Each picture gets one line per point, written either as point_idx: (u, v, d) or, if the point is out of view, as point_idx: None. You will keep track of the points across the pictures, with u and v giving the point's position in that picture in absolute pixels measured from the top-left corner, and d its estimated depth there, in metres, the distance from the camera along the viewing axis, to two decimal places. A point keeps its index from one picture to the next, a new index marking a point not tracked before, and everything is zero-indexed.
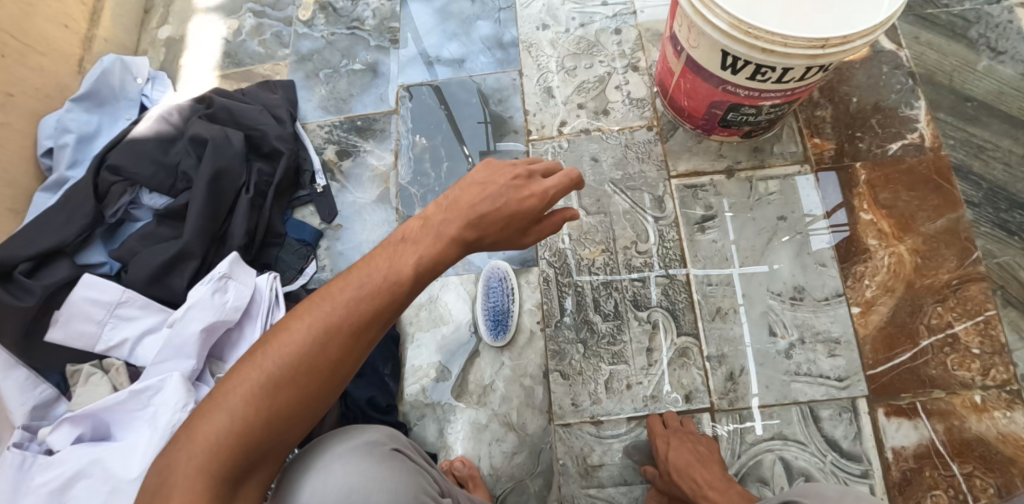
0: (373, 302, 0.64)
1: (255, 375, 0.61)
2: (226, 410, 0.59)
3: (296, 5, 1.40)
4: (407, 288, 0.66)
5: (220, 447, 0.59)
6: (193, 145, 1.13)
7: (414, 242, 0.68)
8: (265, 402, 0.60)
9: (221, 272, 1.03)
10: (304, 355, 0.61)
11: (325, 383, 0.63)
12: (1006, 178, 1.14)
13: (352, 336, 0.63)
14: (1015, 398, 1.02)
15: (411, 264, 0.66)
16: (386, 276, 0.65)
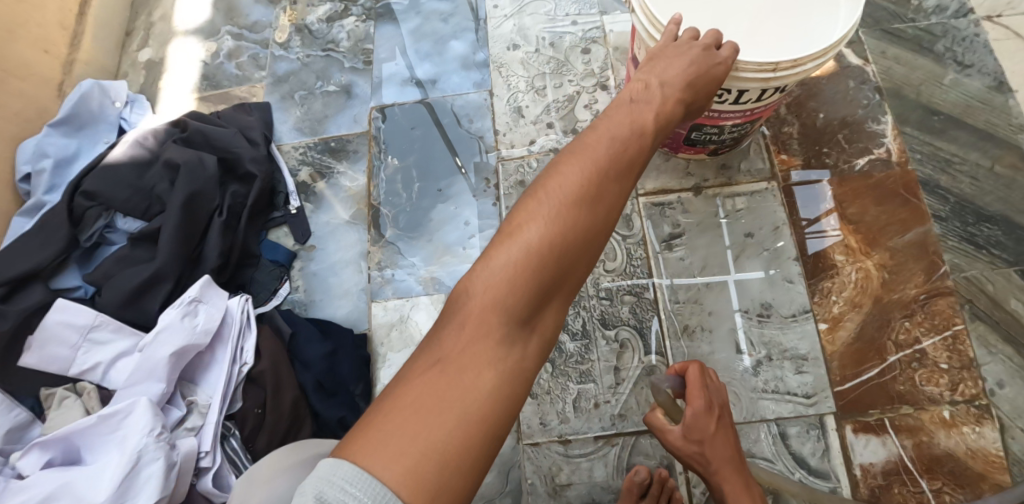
0: (596, 213, 0.66)
1: (508, 264, 0.62)
2: (484, 311, 0.61)
3: (273, 27, 1.42)
4: (603, 197, 0.67)
5: (488, 355, 0.60)
6: (168, 169, 1.15)
7: (586, 157, 0.68)
8: (523, 305, 0.62)
9: (192, 295, 1.04)
10: (517, 264, 0.62)
11: (565, 261, 0.64)
12: (973, 192, 1.14)
13: (585, 209, 0.65)
14: (984, 413, 1.03)
15: (595, 180, 0.67)
16: (579, 185, 0.66)
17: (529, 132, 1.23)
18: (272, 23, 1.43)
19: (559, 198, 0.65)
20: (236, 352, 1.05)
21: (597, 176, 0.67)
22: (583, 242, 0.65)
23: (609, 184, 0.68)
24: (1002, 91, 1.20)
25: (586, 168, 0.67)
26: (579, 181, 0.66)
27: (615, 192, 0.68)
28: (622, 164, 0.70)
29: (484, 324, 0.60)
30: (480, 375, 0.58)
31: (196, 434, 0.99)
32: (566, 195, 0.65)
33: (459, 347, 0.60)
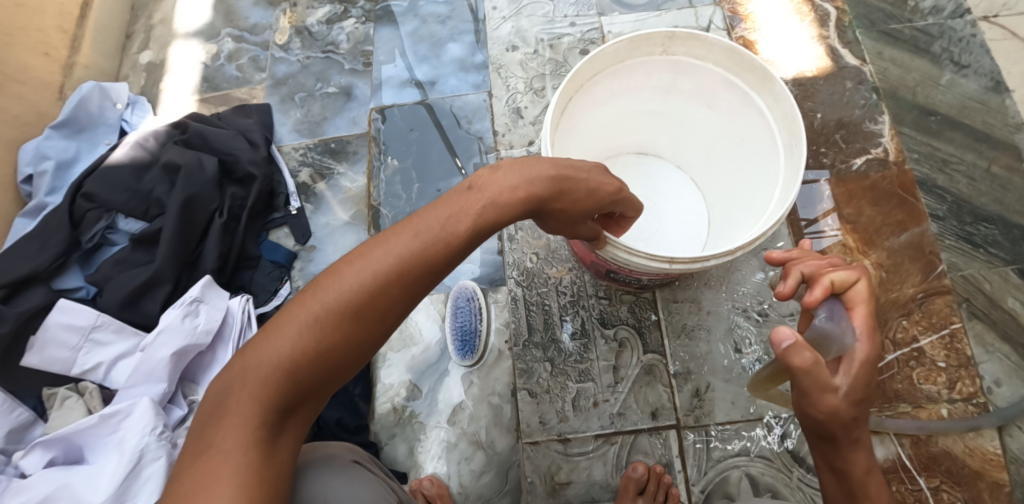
0: (372, 309, 0.60)
1: (268, 357, 0.58)
2: (238, 402, 0.57)
3: (273, 30, 1.43)
4: (383, 298, 0.61)
5: (253, 444, 0.56)
6: (167, 171, 1.15)
7: (384, 247, 0.61)
8: (283, 397, 0.58)
9: (192, 296, 1.05)
10: (283, 358, 0.58)
11: (325, 356, 0.60)
12: (970, 192, 1.15)
13: (360, 306, 0.60)
14: (981, 411, 1.03)
15: (388, 274, 0.60)
16: (387, 266, 0.60)
17: (527, 134, 1.24)
18: (271, 26, 1.43)
19: (344, 292, 0.60)
20: (236, 353, 1.06)
21: (389, 270, 0.60)
22: (359, 335, 0.60)
23: (404, 276, 0.61)
24: (998, 91, 1.20)
25: (382, 263, 0.60)
26: (364, 273, 0.60)
27: (406, 284, 0.61)
28: (431, 252, 0.62)
29: (246, 411, 0.57)
30: (233, 465, 0.55)
31: None
32: (348, 290, 0.60)
33: (224, 436, 0.56)
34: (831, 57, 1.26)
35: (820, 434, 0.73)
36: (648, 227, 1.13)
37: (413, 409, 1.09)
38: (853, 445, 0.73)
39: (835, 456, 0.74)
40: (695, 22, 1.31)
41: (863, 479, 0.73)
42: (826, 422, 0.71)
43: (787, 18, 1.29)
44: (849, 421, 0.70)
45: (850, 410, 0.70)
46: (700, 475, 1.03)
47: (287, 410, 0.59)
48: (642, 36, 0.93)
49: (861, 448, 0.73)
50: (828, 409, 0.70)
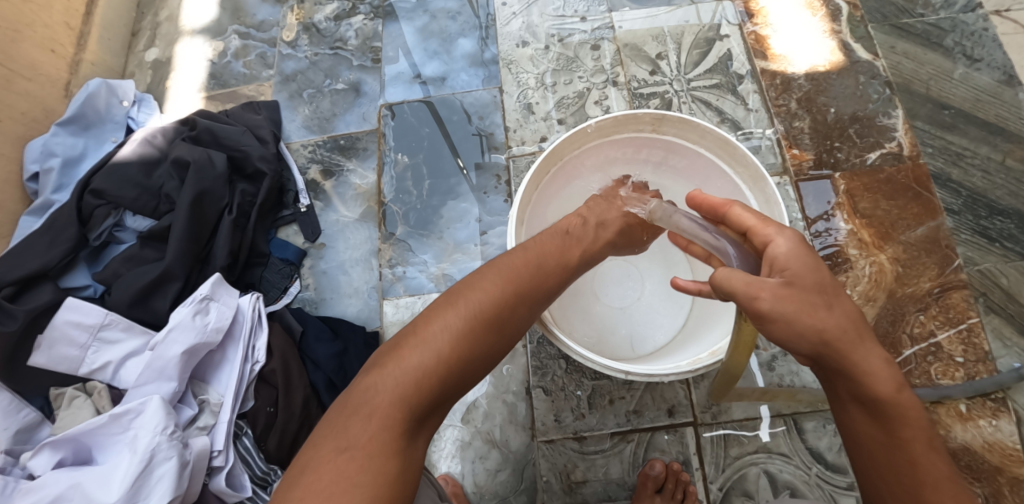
0: (503, 330, 0.70)
1: (429, 356, 0.65)
2: (394, 396, 0.63)
3: (280, 26, 1.42)
4: (523, 322, 0.72)
5: (399, 443, 0.62)
6: (176, 167, 1.14)
7: (505, 277, 0.73)
8: (427, 402, 0.64)
9: (203, 293, 1.03)
10: (429, 366, 0.65)
11: (478, 369, 0.68)
12: (985, 185, 1.14)
13: (512, 328, 0.71)
14: (1000, 406, 1.02)
15: (515, 299, 0.71)
16: (529, 296, 0.73)
17: (539, 129, 1.24)
18: (278, 22, 1.42)
19: (481, 314, 0.69)
20: (247, 351, 1.04)
21: (516, 295, 0.72)
22: (491, 354, 0.69)
23: (526, 302, 0.73)
24: (1011, 85, 1.20)
25: (511, 289, 0.72)
26: (496, 296, 0.70)
27: (528, 309, 0.73)
28: (546, 288, 0.75)
29: (393, 413, 0.62)
30: (382, 459, 0.60)
31: (208, 433, 0.98)
32: (485, 310, 0.69)
33: (373, 434, 0.61)
34: (843, 51, 1.25)
35: (808, 350, 0.62)
36: (629, 293, 1.10)
37: None
38: (860, 354, 0.61)
39: (853, 381, 0.61)
40: (706, 17, 1.30)
41: (890, 397, 0.60)
42: (790, 320, 0.62)
43: (799, 13, 1.29)
44: (818, 311, 0.62)
45: (800, 297, 0.62)
46: (718, 472, 1.01)
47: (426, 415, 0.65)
48: (632, 116, 0.95)
49: (876, 358, 0.61)
50: (774, 303, 0.62)
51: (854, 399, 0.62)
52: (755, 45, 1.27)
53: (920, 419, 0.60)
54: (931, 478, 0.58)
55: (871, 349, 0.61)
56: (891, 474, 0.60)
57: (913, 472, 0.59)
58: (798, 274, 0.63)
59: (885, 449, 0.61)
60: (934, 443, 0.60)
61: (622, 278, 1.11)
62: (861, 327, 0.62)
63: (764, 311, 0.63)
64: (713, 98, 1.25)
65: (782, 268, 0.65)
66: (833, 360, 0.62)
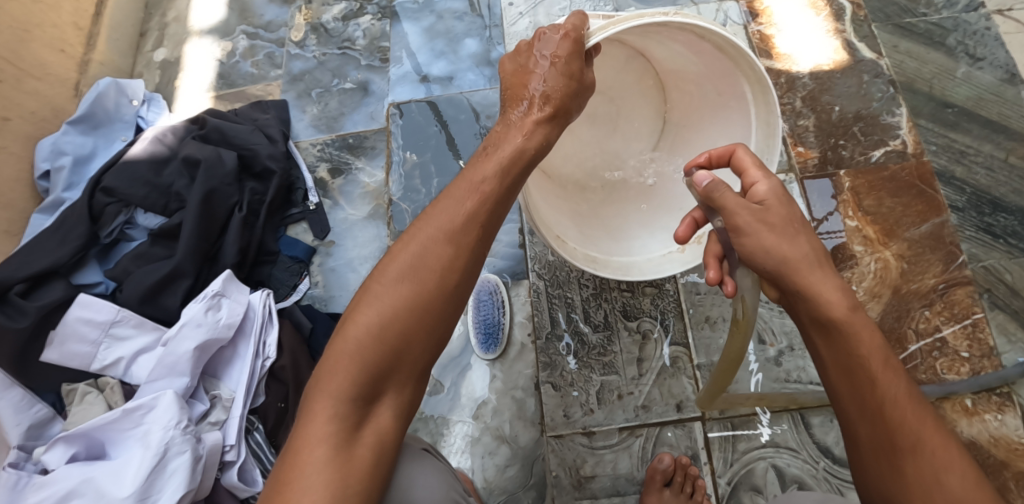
0: (426, 285, 0.68)
1: (351, 342, 0.66)
2: (329, 388, 0.64)
3: (288, 27, 1.43)
4: (444, 267, 0.69)
5: (340, 431, 0.63)
6: (186, 165, 1.14)
7: (421, 231, 0.71)
8: (363, 384, 0.65)
9: (215, 289, 1.04)
10: (354, 349, 0.66)
11: (414, 332, 0.67)
12: (988, 182, 1.15)
13: (433, 281, 0.69)
14: (1005, 400, 1.03)
15: (434, 249, 0.69)
16: (441, 243, 0.70)
17: None
18: (286, 22, 1.43)
19: (394, 280, 0.68)
20: (258, 347, 1.05)
21: (429, 245, 0.70)
22: (421, 314, 0.68)
23: (448, 247, 0.70)
24: (1014, 83, 1.21)
25: (424, 243, 0.70)
26: (409, 257, 0.69)
27: (443, 254, 0.69)
28: (466, 225, 0.71)
29: (327, 405, 0.64)
30: (324, 450, 0.62)
31: (220, 428, 0.99)
32: (398, 274, 0.69)
33: (311, 429, 0.63)
34: (847, 50, 1.26)
35: (771, 267, 0.71)
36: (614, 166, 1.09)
37: (434, 403, 1.09)
38: (815, 278, 0.69)
39: (813, 305, 0.69)
40: (711, 17, 1.32)
41: (846, 320, 0.67)
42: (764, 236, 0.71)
43: (803, 13, 1.30)
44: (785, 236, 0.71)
45: (777, 210, 0.72)
46: (726, 466, 1.02)
47: (368, 396, 0.65)
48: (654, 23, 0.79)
49: (829, 284, 0.69)
50: (749, 221, 0.72)
51: (814, 322, 0.70)
52: (760, 45, 1.28)
53: (877, 343, 0.67)
54: (890, 397, 0.65)
55: (822, 276, 0.69)
56: (858, 397, 0.66)
57: (874, 394, 0.65)
58: (772, 206, 0.72)
59: (847, 370, 0.67)
60: (891, 363, 0.66)
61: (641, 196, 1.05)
62: (820, 259, 0.71)
63: (741, 225, 0.72)
64: None
65: (761, 201, 0.73)
66: (793, 287, 0.70)
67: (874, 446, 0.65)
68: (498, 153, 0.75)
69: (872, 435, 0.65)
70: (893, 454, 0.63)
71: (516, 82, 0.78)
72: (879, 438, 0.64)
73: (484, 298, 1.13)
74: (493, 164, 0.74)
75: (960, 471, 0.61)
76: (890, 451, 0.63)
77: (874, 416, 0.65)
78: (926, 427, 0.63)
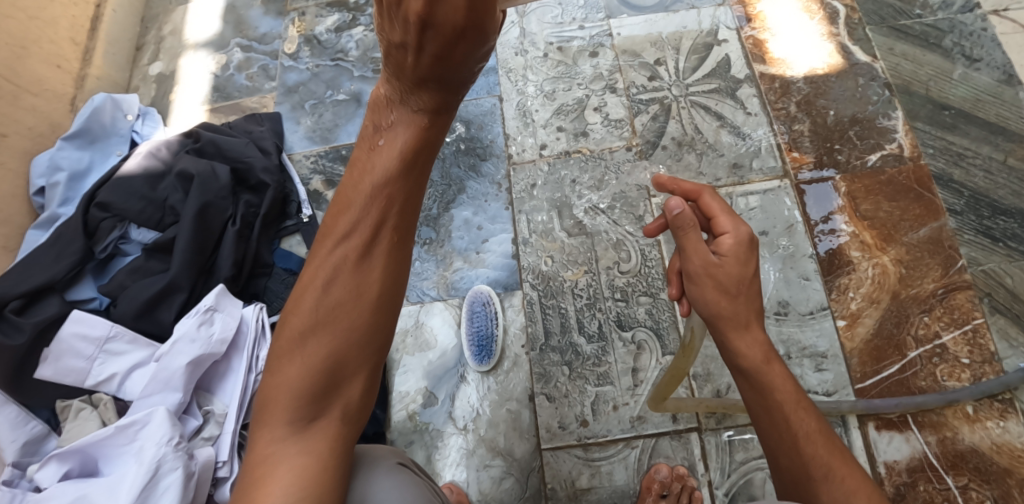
0: (347, 303, 0.67)
1: (284, 373, 0.65)
2: (274, 416, 0.65)
3: (282, 39, 1.43)
4: (363, 276, 0.68)
5: (287, 456, 0.63)
6: (181, 180, 1.15)
7: (328, 252, 0.69)
8: (306, 408, 0.65)
9: (207, 304, 1.04)
10: (287, 379, 0.65)
11: (349, 347, 0.66)
12: (987, 185, 1.14)
13: (355, 293, 0.67)
14: (1007, 407, 1.01)
15: (347, 267, 0.68)
16: (352, 256, 0.68)
17: (538, 137, 1.25)
18: (281, 35, 1.44)
19: (313, 308, 0.67)
20: (251, 361, 1.04)
21: (339, 268, 0.68)
22: (348, 332, 0.66)
23: (361, 264, 0.68)
24: (1012, 84, 1.20)
25: (334, 264, 0.68)
26: (319, 284, 0.67)
27: (357, 264, 0.68)
28: (375, 229, 0.69)
29: (275, 434, 0.64)
30: (281, 476, 0.62)
31: (213, 443, 0.98)
32: (313, 303, 0.67)
33: (266, 460, 0.64)
34: (842, 54, 1.25)
35: (707, 315, 0.78)
36: None
37: (429, 417, 1.08)
38: (739, 336, 0.76)
39: (741, 357, 0.77)
40: (703, 22, 1.31)
41: (763, 367, 0.76)
42: (702, 287, 0.77)
43: (797, 17, 1.29)
44: (723, 299, 0.76)
45: (728, 271, 0.76)
46: (723, 477, 1.01)
47: (309, 419, 0.65)
48: None
49: (749, 341, 0.76)
50: (700, 270, 0.76)
51: (736, 370, 0.78)
52: (754, 49, 1.28)
53: (789, 386, 0.76)
54: (804, 433, 0.74)
55: (758, 336, 0.77)
56: (776, 435, 0.74)
57: (790, 430, 0.74)
58: (728, 262, 0.76)
59: (765, 412, 0.76)
60: (802, 403, 0.75)
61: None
62: (753, 320, 0.77)
63: (688, 273, 0.77)
64: (712, 102, 1.25)
65: (721, 253, 0.77)
66: (719, 336, 0.78)
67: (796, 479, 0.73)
68: (382, 151, 0.70)
69: (790, 467, 0.73)
70: (810, 483, 0.71)
71: (395, 62, 0.66)
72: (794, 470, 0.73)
73: (477, 308, 1.12)
74: (396, 150, 0.70)
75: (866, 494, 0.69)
76: (805, 480, 0.71)
77: (792, 453, 0.73)
78: (835, 459, 0.72)
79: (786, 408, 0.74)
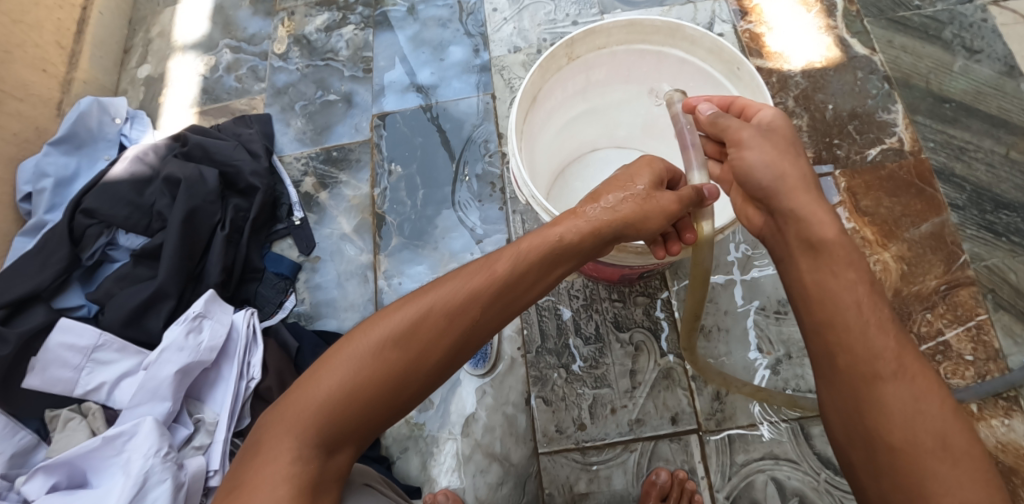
0: (414, 351, 0.64)
1: (323, 390, 0.62)
2: (297, 427, 0.61)
3: (271, 39, 1.41)
4: (443, 338, 0.65)
5: (288, 474, 0.60)
6: (167, 185, 1.12)
7: (426, 294, 0.66)
8: (327, 436, 0.62)
9: (196, 311, 1.01)
10: (322, 399, 0.62)
11: (396, 395, 0.64)
12: (989, 179, 1.12)
13: (428, 347, 0.65)
14: (1013, 405, 0.99)
15: (433, 315, 0.65)
16: (448, 313, 0.66)
17: None
18: (270, 35, 1.42)
19: (380, 342, 0.64)
20: (242, 368, 1.02)
21: (426, 319, 0.65)
22: (395, 381, 0.64)
23: (444, 325, 0.66)
24: (1013, 76, 1.18)
25: (424, 309, 0.65)
26: (402, 323, 0.65)
27: (447, 326, 0.66)
28: (474, 297, 0.67)
29: (286, 450, 0.61)
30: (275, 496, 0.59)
31: (204, 453, 0.97)
32: (385, 337, 0.64)
33: (264, 472, 0.60)
34: (840, 47, 1.23)
35: (766, 183, 0.72)
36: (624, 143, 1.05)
37: (424, 421, 1.07)
38: (804, 200, 0.70)
39: (805, 225, 0.70)
40: (699, 17, 1.29)
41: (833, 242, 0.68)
42: (763, 151, 0.72)
43: (795, 11, 1.27)
44: (779, 160, 0.72)
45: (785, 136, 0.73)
46: (724, 481, 1.00)
47: (326, 451, 0.62)
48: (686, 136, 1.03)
49: (820, 208, 0.70)
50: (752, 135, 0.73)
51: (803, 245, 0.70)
52: (751, 43, 1.25)
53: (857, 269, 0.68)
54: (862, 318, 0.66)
55: (816, 197, 0.70)
56: (839, 319, 0.66)
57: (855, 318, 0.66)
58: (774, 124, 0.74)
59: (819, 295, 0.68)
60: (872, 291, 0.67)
61: (580, 105, 1.03)
62: (810, 184, 0.71)
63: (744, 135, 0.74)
64: None
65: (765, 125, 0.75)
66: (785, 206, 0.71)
67: (867, 394, 0.64)
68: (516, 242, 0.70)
69: (850, 367, 0.65)
70: (865, 384, 0.64)
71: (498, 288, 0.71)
72: (852, 383, 0.65)
73: None
74: (533, 239, 0.70)
75: (938, 402, 0.62)
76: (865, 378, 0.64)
77: (846, 346, 0.65)
78: (903, 354, 0.64)
79: (849, 289, 0.67)
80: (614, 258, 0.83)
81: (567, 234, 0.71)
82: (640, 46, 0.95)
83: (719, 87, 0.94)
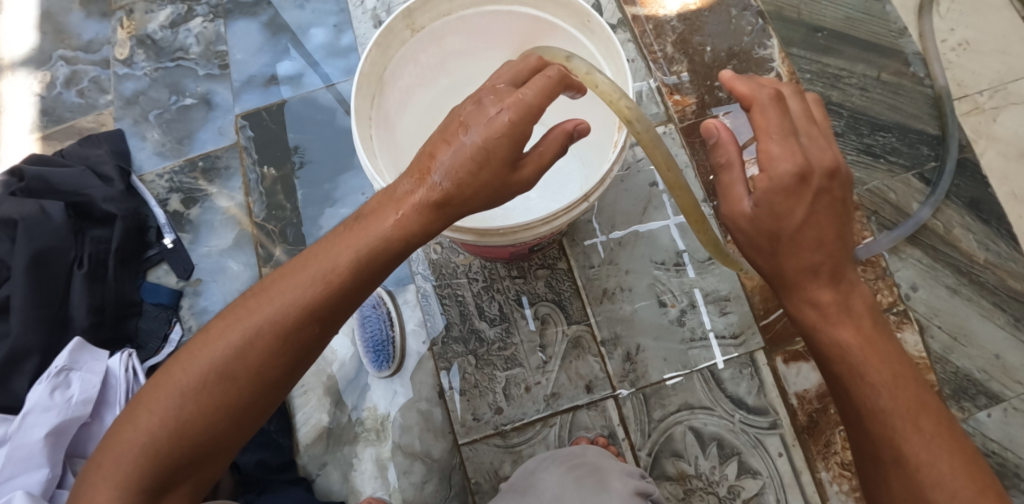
0: (243, 383, 0.61)
1: (143, 429, 0.60)
2: (123, 469, 0.59)
3: (111, 44, 1.27)
4: (274, 363, 0.61)
5: None
6: (4, 227, 1.00)
7: (245, 318, 0.61)
8: (159, 474, 0.60)
9: (59, 365, 0.93)
10: (144, 436, 0.60)
11: (231, 425, 0.62)
12: (865, 103, 1.14)
13: (258, 374, 0.61)
14: (903, 318, 1.04)
15: (257, 343, 0.60)
16: (273, 339, 0.61)
17: None
18: (109, 39, 1.27)
19: (201, 372, 0.61)
20: None
21: (249, 343, 0.61)
22: (231, 410, 0.61)
23: (272, 347, 0.61)
24: None
25: (246, 338, 0.61)
26: (222, 352, 0.60)
27: (274, 349, 0.61)
28: (307, 319, 0.61)
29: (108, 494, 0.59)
30: None
31: None
32: (206, 369, 0.61)
33: None
34: None
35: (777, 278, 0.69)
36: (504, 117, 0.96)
37: (339, 433, 1.03)
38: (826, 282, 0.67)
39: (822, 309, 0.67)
40: None
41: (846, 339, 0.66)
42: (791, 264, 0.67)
43: None
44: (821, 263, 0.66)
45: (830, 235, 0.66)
46: (644, 438, 1.02)
47: (161, 486, 0.61)
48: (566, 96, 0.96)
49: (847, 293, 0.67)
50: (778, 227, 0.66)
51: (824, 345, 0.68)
52: None
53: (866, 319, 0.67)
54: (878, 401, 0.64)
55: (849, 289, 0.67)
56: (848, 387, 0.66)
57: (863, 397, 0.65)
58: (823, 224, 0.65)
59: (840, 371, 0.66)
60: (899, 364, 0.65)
61: (442, 79, 0.97)
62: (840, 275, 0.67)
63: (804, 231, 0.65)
64: None
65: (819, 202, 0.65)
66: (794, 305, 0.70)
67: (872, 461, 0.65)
68: (348, 241, 0.62)
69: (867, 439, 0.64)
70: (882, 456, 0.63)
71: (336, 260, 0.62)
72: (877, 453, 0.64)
73: (369, 310, 1.06)
74: (364, 243, 0.62)
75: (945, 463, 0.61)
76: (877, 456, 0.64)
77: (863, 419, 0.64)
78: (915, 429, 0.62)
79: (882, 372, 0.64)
80: (477, 242, 0.77)
81: (399, 229, 0.62)
82: (489, 8, 0.88)
83: (577, 44, 0.89)
